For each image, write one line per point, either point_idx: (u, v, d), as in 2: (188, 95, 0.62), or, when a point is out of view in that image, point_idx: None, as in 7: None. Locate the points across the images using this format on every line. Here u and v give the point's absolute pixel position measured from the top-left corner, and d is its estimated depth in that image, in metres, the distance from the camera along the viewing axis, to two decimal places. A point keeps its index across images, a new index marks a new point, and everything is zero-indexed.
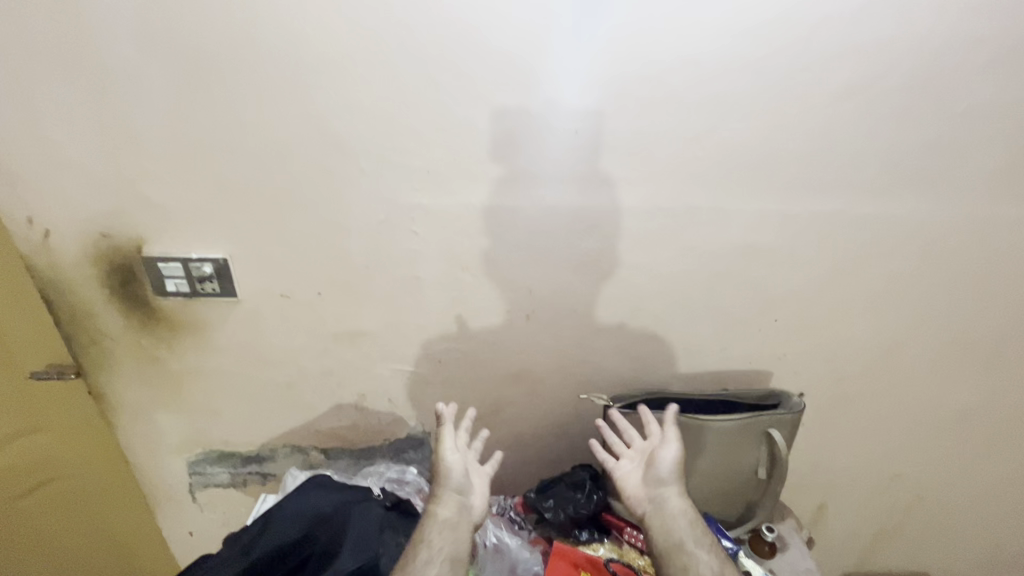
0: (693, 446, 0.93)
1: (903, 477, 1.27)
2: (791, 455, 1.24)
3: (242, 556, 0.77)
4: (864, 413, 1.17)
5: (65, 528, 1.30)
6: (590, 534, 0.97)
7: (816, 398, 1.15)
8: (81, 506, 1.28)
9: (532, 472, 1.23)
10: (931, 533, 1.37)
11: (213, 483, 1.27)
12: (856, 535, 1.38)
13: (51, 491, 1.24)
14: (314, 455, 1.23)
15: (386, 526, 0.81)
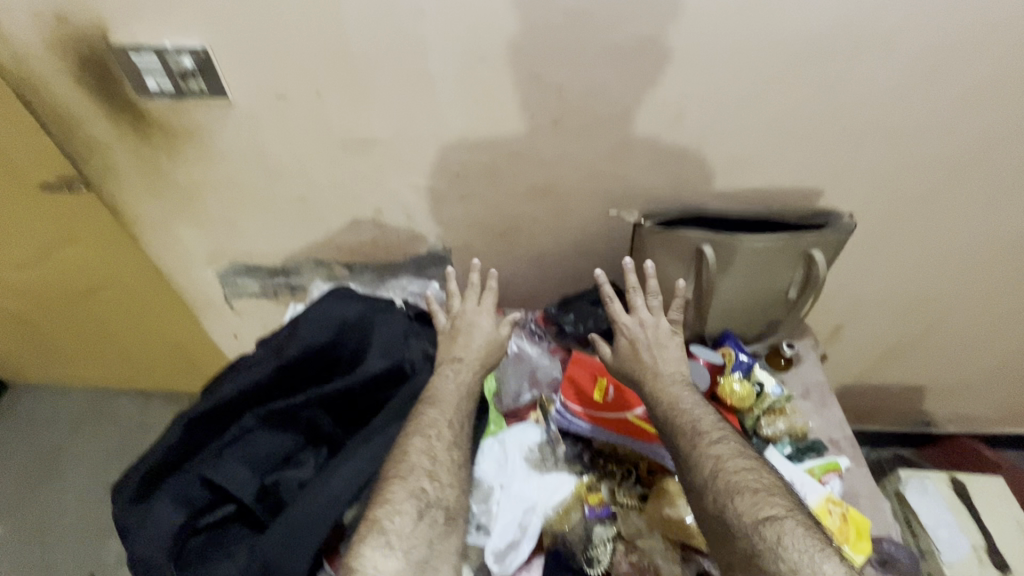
0: (722, 267, 0.88)
1: (947, 315, 1.20)
2: (831, 288, 1.16)
3: (276, 356, 0.79)
4: (923, 245, 1.06)
5: (138, 315, 1.48)
6: (609, 347, 0.99)
7: (873, 225, 1.03)
8: (141, 300, 1.41)
9: (553, 289, 1.23)
10: (960, 371, 1.34)
11: (246, 293, 1.32)
12: (880, 370, 1.37)
13: (115, 286, 1.37)
14: (337, 269, 1.23)
15: (411, 336, 0.85)
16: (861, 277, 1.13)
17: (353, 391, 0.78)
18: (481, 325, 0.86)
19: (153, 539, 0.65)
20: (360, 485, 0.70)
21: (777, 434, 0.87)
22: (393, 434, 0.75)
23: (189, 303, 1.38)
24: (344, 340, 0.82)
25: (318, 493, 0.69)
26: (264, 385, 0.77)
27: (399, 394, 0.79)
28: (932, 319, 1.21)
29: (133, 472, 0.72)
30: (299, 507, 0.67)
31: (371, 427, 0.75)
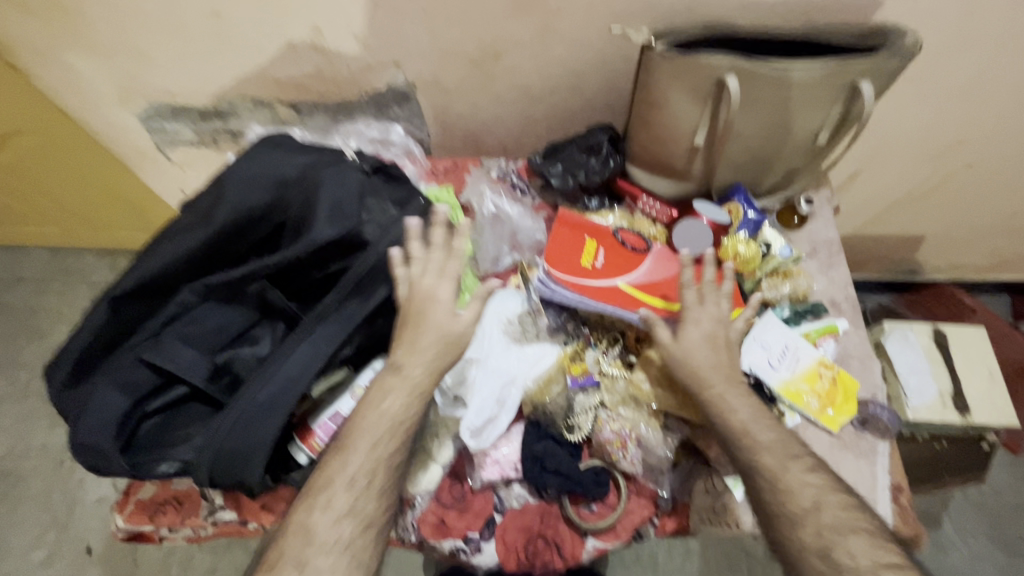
0: (745, 105, 0.71)
1: (985, 165, 1.06)
2: (865, 135, 0.99)
3: (205, 223, 0.67)
4: (986, 77, 0.88)
5: (71, 163, 1.32)
6: (600, 203, 0.87)
7: (933, 52, 0.84)
8: (65, 146, 1.24)
9: (540, 134, 1.06)
10: (979, 227, 1.24)
11: (182, 142, 1.13)
12: (895, 230, 1.26)
13: (31, 127, 1.19)
14: (283, 112, 1.04)
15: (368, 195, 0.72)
16: (899, 120, 0.97)
17: (300, 262, 0.66)
18: (443, 301, 0.66)
19: (95, 425, 0.60)
20: (316, 366, 0.63)
21: (777, 298, 0.81)
22: (352, 311, 0.66)
23: (120, 154, 1.20)
24: (286, 201, 0.68)
25: (272, 377, 0.62)
26: (195, 256, 0.66)
27: (354, 270, 0.66)
28: (967, 170, 1.07)
29: (63, 353, 0.65)
30: (252, 391, 0.62)
31: (324, 304, 0.65)
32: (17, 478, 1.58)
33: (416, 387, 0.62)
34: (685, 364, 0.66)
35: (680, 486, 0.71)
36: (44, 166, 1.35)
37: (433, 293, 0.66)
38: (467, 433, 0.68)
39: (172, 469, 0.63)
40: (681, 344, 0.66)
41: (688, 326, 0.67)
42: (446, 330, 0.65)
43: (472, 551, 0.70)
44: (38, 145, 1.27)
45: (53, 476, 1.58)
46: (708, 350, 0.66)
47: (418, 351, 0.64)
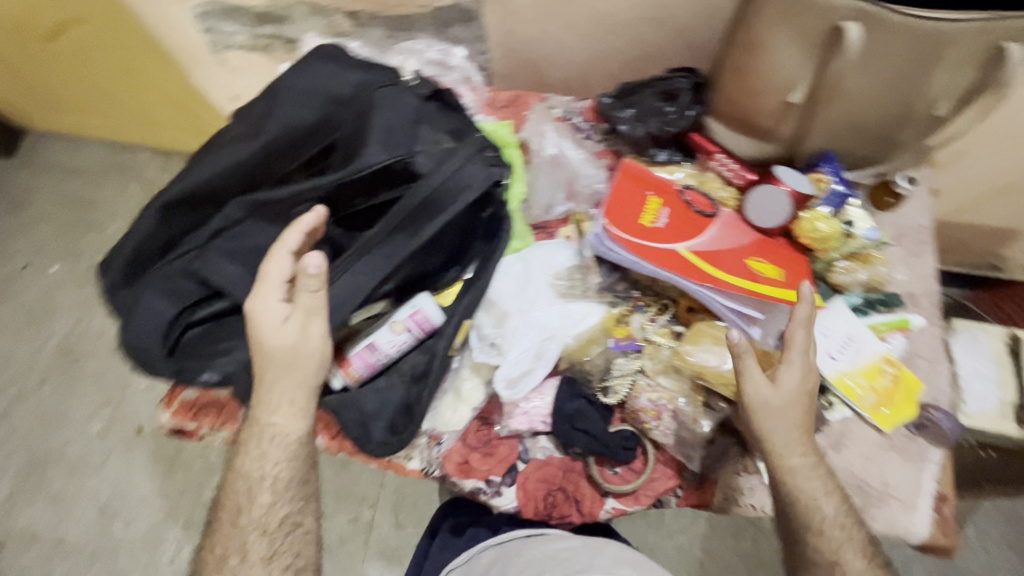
0: (856, 58, 0.62)
1: None
2: None
3: (254, 137, 0.64)
4: None
5: (129, 62, 1.31)
6: (670, 156, 0.80)
7: None
8: (120, 41, 1.22)
9: (609, 70, 0.97)
10: None
11: (236, 46, 1.09)
12: None
13: (96, 24, 1.20)
14: (340, 21, 0.97)
15: (421, 123, 0.67)
16: None
17: (349, 187, 0.64)
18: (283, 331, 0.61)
19: (145, 328, 0.62)
20: (360, 297, 0.63)
21: (850, 284, 0.74)
22: (398, 244, 0.64)
23: (175, 53, 1.17)
24: (337, 122, 0.65)
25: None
26: (244, 170, 0.65)
27: (403, 204, 0.63)
28: None
29: (115, 253, 0.66)
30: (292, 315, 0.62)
31: (372, 234, 0.63)
32: (75, 357, 1.69)
33: (306, 357, 0.62)
34: (769, 411, 0.60)
35: (710, 464, 0.68)
36: (104, 60, 1.35)
37: (270, 321, 0.60)
38: (500, 383, 0.68)
39: (213, 378, 0.65)
40: (774, 394, 0.60)
41: (788, 371, 0.61)
42: (293, 358, 0.62)
43: (491, 494, 0.71)
44: (99, 43, 1.27)
45: (107, 360, 1.68)
46: (800, 402, 0.61)
47: (274, 394, 0.63)
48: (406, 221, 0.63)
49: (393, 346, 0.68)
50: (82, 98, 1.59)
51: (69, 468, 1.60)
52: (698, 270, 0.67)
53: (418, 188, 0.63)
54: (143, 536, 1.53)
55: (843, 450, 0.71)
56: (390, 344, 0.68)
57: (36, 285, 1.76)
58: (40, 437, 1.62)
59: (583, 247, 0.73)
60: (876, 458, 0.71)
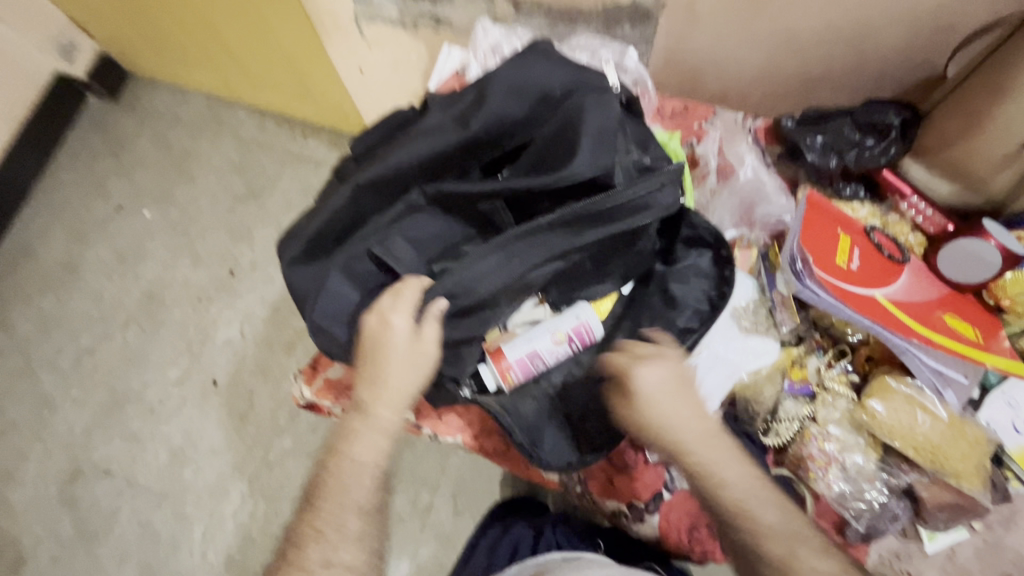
0: None
1: None
2: None
3: (457, 127, 0.62)
4: None
5: (259, 20, 1.30)
6: (855, 192, 0.75)
7: None
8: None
9: (775, 89, 0.92)
10: None
11: (380, 19, 1.06)
12: None
13: None
14: (501, 7, 0.94)
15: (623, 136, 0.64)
16: None
17: (544, 193, 0.61)
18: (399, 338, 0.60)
19: (331, 310, 0.63)
20: (506, 278, 0.60)
21: None
22: (562, 242, 0.60)
23: (316, 18, 1.16)
24: (542, 121, 0.64)
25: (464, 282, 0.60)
26: (438, 160, 0.63)
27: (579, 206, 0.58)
28: None
29: (299, 228, 0.65)
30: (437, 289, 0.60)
31: (540, 223, 0.59)
32: (160, 303, 1.72)
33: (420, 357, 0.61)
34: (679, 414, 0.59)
35: (877, 524, 0.64)
36: (234, 16, 1.35)
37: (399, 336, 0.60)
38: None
39: None
40: (642, 400, 0.59)
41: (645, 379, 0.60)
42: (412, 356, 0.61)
43: (633, 519, 0.70)
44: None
45: (190, 310, 1.71)
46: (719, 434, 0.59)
47: (388, 389, 0.62)
48: (575, 222, 0.59)
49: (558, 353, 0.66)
50: (198, 48, 1.61)
51: (145, 410, 1.63)
52: (897, 322, 0.63)
53: (605, 197, 0.58)
54: (211, 486, 1.55)
55: (1013, 530, 0.67)
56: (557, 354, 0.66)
57: (129, 227, 1.80)
58: (121, 376, 1.66)
59: (767, 281, 0.70)
60: None
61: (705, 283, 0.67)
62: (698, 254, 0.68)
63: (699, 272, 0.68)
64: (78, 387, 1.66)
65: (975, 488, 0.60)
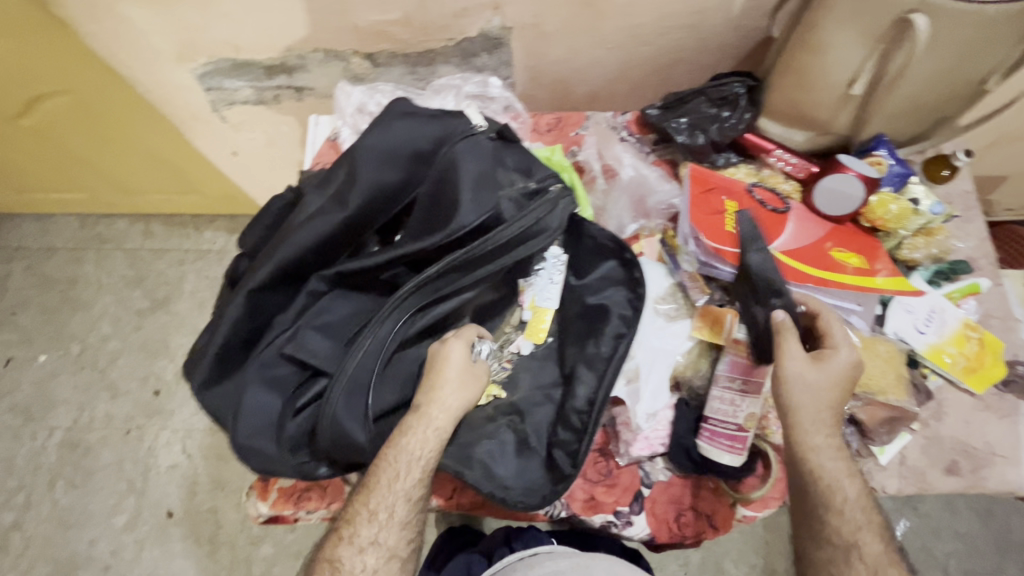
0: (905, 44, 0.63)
1: None
2: None
3: (337, 206, 0.61)
4: None
5: (108, 128, 1.22)
6: (728, 159, 0.82)
7: None
8: (99, 108, 1.14)
9: (635, 80, 0.97)
10: None
11: (239, 101, 1.03)
12: None
13: (72, 93, 1.11)
14: (358, 65, 0.94)
15: (506, 182, 0.65)
16: None
17: (465, 263, 0.61)
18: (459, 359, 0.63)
19: (256, 427, 0.58)
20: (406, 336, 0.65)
21: (921, 259, 0.77)
22: (460, 283, 0.63)
23: (171, 115, 1.10)
24: (419, 178, 0.64)
25: (384, 336, 0.61)
26: (327, 243, 0.62)
27: (461, 253, 0.60)
28: None
29: (201, 350, 0.62)
30: (357, 358, 0.59)
31: (425, 276, 0.60)
32: (86, 449, 1.56)
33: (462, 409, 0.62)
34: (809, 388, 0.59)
35: None
36: (78, 130, 1.25)
37: (456, 355, 0.62)
38: (641, 418, 0.68)
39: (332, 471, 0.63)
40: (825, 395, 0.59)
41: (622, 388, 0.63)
42: (468, 372, 0.63)
43: (622, 525, 0.70)
44: (74, 112, 1.18)
45: (121, 446, 1.56)
46: (835, 399, 0.59)
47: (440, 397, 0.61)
48: (470, 265, 0.61)
49: (748, 368, 0.67)
50: (56, 171, 1.49)
51: (101, 567, 1.46)
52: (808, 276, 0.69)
53: (491, 238, 0.61)
54: None
55: (945, 419, 0.74)
56: (735, 400, 0.67)
57: (28, 378, 1.63)
58: (61, 540, 1.49)
59: (761, 271, 0.66)
60: (975, 421, 0.74)
61: (620, 289, 0.69)
62: (606, 263, 0.70)
63: (612, 282, 0.70)
64: (14, 570, 1.47)
65: (901, 399, 0.66)
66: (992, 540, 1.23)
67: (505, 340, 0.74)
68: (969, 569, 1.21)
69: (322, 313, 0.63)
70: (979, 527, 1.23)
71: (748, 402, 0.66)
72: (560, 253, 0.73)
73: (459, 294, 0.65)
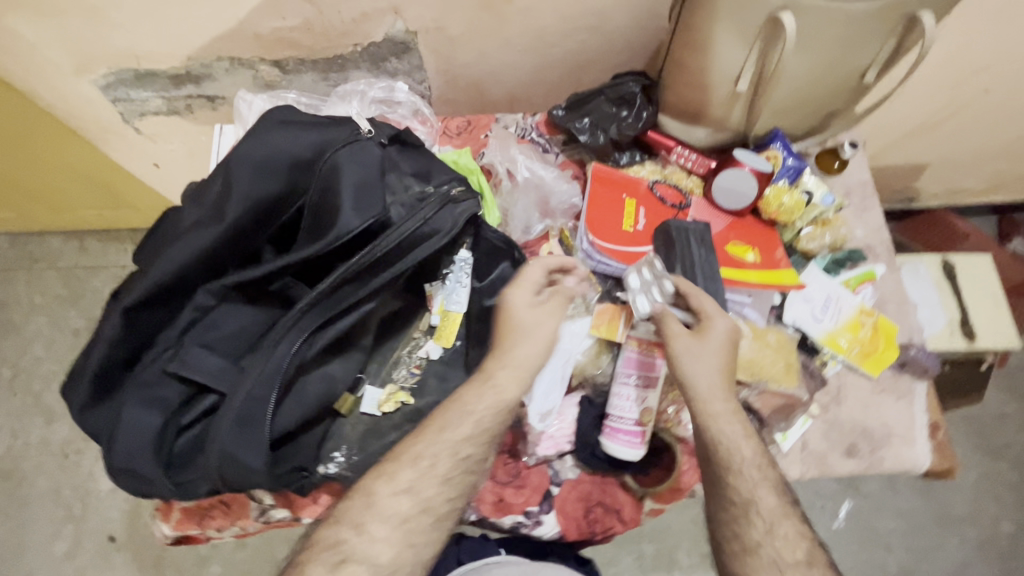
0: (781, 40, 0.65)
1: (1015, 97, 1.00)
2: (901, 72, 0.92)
3: (216, 218, 0.61)
4: None
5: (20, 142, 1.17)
6: (631, 158, 0.83)
7: None
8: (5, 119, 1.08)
9: (549, 82, 0.98)
10: None
11: (151, 112, 1.00)
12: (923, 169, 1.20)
13: None
14: (268, 73, 0.92)
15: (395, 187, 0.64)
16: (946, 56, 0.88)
17: (358, 273, 0.61)
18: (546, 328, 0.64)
19: (134, 449, 0.57)
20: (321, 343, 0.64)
21: (819, 249, 0.80)
22: (356, 294, 0.62)
23: (83, 127, 1.05)
24: (303, 186, 0.63)
25: (281, 353, 0.59)
26: (207, 257, 0.61)
27: (352, 262, 0.60)
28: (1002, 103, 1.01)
29: (78, 372, 0.60)
30: (246, 388, 0.57)
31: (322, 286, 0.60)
32: (20, 478, 1.47)
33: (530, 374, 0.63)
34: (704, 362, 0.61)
35: None
36: None
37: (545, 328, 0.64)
38: (535, 418, 0.69)
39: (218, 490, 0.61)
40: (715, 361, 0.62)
41: (715, 324, 0.62)
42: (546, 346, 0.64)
43: (532, 525, 0.70)
44: None
45: (59, 473, 1.47)
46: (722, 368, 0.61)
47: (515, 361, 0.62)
48: (361, 273, 0.61)
49: (644, 364, 0.68)
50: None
51: None
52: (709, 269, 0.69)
53: (376, 246, 0.60)
54: None
55: (844, 403, 0.76)
56: (633, 395, 0.67)
57: None
58: None
59: (685, 263, 0.70)
60: (873, 403, 0.76)
61: (513, 288, 0.71)
62: (501, 265, 0.71)
63: (508, 283, 0.71)
64: None
65: (792, 387, 0.70)
66: (928, 514, 1.27)
67: (413, 345, 0.73)
68: (909, 544, 1.25)
69: (209, 329, 0.62)
70: (916, 504, 1.27)
71: (646, 397, 0.67)
72: (468, 256, 0.72)
73: (366, 301, 0.65)
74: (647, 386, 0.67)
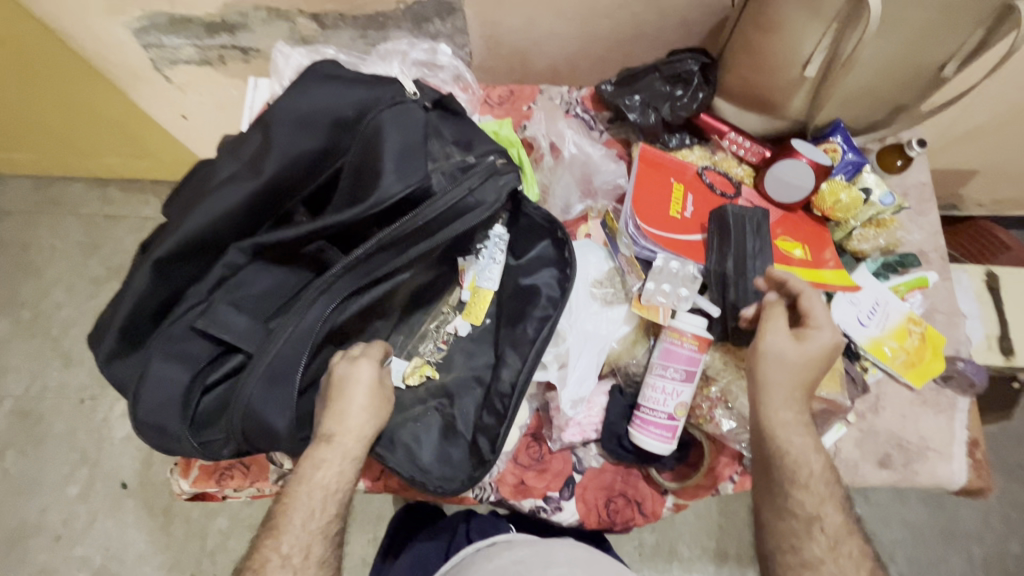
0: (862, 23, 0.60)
1: None
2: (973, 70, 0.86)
3: (253, 174, 0.58)
4: None
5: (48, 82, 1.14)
6: (681, 140, 0.79)
7: None
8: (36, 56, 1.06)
9: (596, 56, 0.94)
10: None
11: (183, 60, 0.97)
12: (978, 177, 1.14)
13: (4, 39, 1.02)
14: (305, 26, 0.89)
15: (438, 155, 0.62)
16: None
17: (395, 241, 0.59)
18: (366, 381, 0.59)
19: (158, 403, 0.56)
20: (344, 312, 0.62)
21: (870, 251, 0.77)
22: (392, 262, 0.60)
23: (112, 71, 1.03)
24: (343, 146, 0.61)
25: (310, 317, 0.58)
26: (241, 214, 0.59)
27: (391, 230, 0.57)
28: None
29: (105, 321, 0.59)
30: (276, 347, 0.56)
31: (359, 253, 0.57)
32: (37, 418, 1.49)
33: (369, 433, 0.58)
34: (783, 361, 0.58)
35: None
36: (16, 83, 1.17)
37: (364, 378, 0.58)
38: (568, 406, 0.66)
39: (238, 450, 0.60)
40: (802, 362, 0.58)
41: (818, 333, 0.58)
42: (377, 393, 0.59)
43: (551, 510, 0.69)
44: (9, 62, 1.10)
45: (74, 416, 1.49)
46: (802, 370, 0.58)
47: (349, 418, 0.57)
48: (399, 242, 0.58)
49: (682, 358, 0.64)
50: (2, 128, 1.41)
51: (51, 538, 1.40)
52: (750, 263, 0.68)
53: (417, 214, 0.57)
54: None
55: (881, 413, 0.73)
56: (667, 389, 0.64)
57: None
58: (12, 510, 1.42)
59: (735, 252, 0.68)
60: (911, 415, 0.73)
61: (550, 268, 0.68)
62: (540, 243, 0.68)
63: (544, 262, 0.68)
64: None
65: (834, 391, 0.67)
66: (938, 529, 1.25)
67: (442, 320, 0.72)
68: (916, 557, 1.23)
69: (239, 288, 0.60)
70: (927, 517, 1.25)
71: (680, 392, 0.64)
72: (503, 232, 0.70)
73: (401, 272, 0.63)
74: (683, 381, 0.64)
